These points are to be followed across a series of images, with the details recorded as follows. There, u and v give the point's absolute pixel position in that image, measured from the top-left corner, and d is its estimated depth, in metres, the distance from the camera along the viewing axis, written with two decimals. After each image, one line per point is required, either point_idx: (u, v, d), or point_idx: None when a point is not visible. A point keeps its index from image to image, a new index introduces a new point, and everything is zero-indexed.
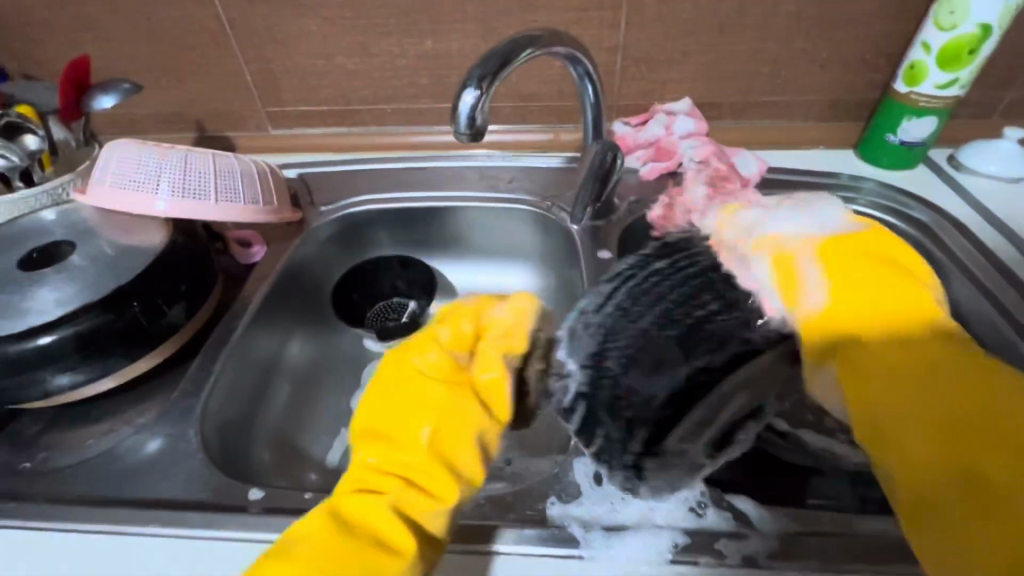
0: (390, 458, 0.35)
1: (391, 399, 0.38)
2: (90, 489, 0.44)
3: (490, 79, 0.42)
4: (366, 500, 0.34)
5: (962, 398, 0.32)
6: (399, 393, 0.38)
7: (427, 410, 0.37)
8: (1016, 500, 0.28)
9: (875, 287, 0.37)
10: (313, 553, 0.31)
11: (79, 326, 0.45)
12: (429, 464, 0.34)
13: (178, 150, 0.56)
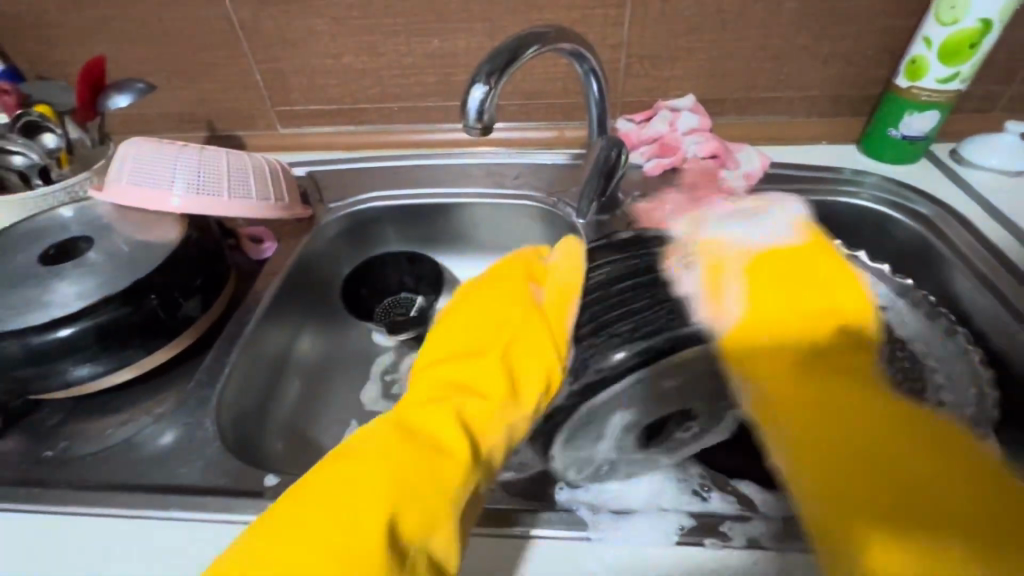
0: (450, 378, 0.38)
1: (451, 335, 0.43)
2: (111, 476, 0.45)
3: (498, 75, 0.43)
4: (432, 409, 0.35)
5: (880, 420, 0.31)
6: (458, 328, 0.43)
7: (484, 339, 0.41)
8: (916, 507, 0.27)
9: (793, 297, 0.39)
10: (379, 453, 0.32)
11: (98, 318, 0.47)
12: (482, 381, 0.37)
13: (193, 148, 0.57)
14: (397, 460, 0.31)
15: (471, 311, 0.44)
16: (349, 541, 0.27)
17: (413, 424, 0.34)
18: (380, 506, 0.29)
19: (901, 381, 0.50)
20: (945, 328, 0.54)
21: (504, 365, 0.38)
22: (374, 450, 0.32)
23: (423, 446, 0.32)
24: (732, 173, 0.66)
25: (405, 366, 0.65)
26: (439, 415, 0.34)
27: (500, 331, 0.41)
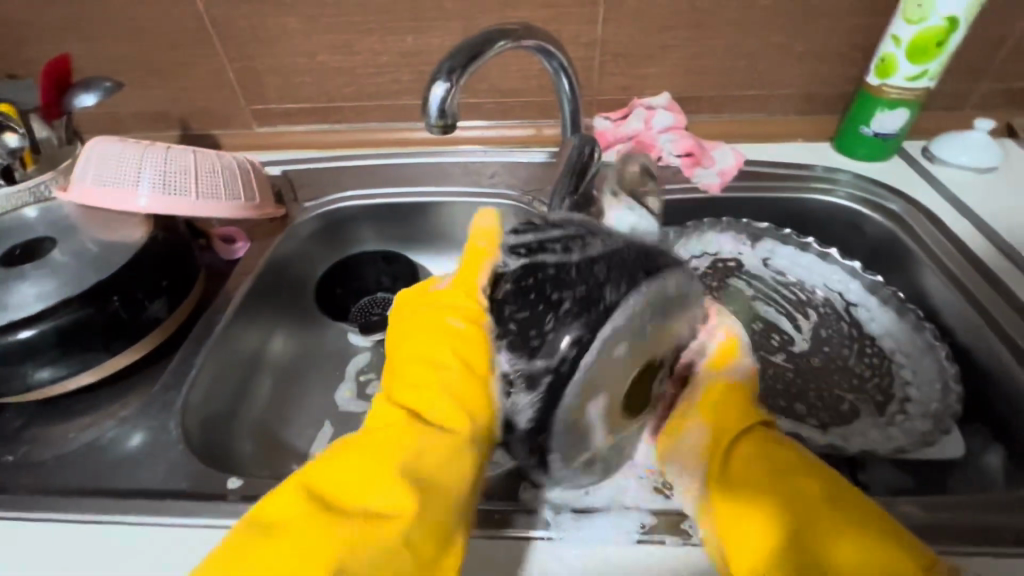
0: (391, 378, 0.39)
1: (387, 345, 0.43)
2: (72, 481, 0.44)
3: (461, 72, 0.42)
4: (378, 416, 0.36)
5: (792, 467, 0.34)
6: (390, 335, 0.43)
7: (413, 329, 0.40)
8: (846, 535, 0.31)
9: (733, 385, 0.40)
10: (335, 457, 0.33)
11: (59, 321, 0.46)
12: (419, 366, 0.38)
13: (160, 146, 0.56)
14: (350, 451, 0.33)
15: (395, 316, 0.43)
16: (297, 521, 0.29)
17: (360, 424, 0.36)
18: (329, 501, 0.31)
19: (868, 379, 0.54)
20: (914, 324, 0.54)
21: (427, 346, 0.38)
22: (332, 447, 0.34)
23: (370, 433, 0.34)
24: (709, 171, 0.67)
25: (381, 366, 0.65)
26: (382, 412, 0.36)
27: (420, 317, 0.40)
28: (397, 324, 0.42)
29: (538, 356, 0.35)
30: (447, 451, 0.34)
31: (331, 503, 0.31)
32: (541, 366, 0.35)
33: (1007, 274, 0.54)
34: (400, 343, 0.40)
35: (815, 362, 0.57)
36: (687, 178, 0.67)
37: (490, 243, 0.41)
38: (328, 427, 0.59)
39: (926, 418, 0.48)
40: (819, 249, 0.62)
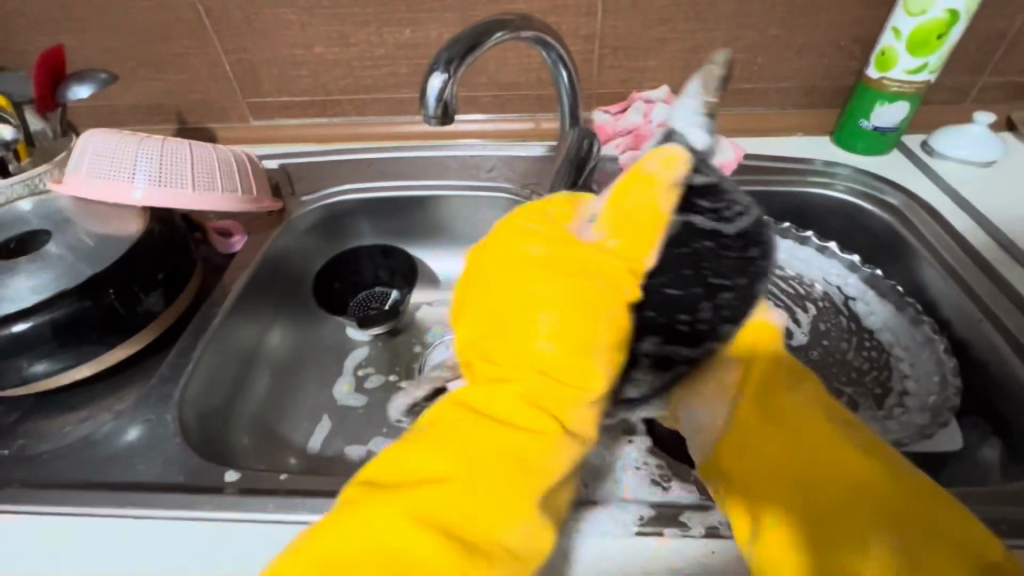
0: (498, 353, 0.31)
1: (479, 300, 0.33)
2: (68, 475, 0.44)
3: (458, 62, 0.42)
4: (502, 392, 0.30)
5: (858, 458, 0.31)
6: (488, 281, 0.33)
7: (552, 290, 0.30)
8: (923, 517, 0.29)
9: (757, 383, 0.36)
10: (443, 443, 0.28)
11: (54, 313, 0.45)
12: (568, 348, 0.30)
13: (156, 138, 0.56)
14: (462, 448, 0.27)
15: (503, 259, 0.34)
16: (419, 545, 0.24)
17: (454, 418, 0.29)
18: (445, 521, 0.25)
19: (866, 372, 0.54)
20: (912, 318, 0.54)
21: (571, 324, 0.30)
22: (432, 443, 0.28)
23: (491, 427, 0.28)
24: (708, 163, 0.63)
25: (380, 360, 0.65)
26: (495, 402, 0.29)
27: (566, 280, 0.31)
28: (510, 275, 0.32)
29: (687, 343, 0.33)
30: (577, 458, 0.30)
31: (452, 524, 0.25)
32: (683, 354, 0.33)
33: (1005, 268, 0.54)
34: (525, 308, 0.30)
35: (814, 356, 0.57)
36: None
37: (666, 201, 0.32)
38: (327, 420, 0.59)
39: (924, 411, 0.48)
40: (818, 243, 0.61)
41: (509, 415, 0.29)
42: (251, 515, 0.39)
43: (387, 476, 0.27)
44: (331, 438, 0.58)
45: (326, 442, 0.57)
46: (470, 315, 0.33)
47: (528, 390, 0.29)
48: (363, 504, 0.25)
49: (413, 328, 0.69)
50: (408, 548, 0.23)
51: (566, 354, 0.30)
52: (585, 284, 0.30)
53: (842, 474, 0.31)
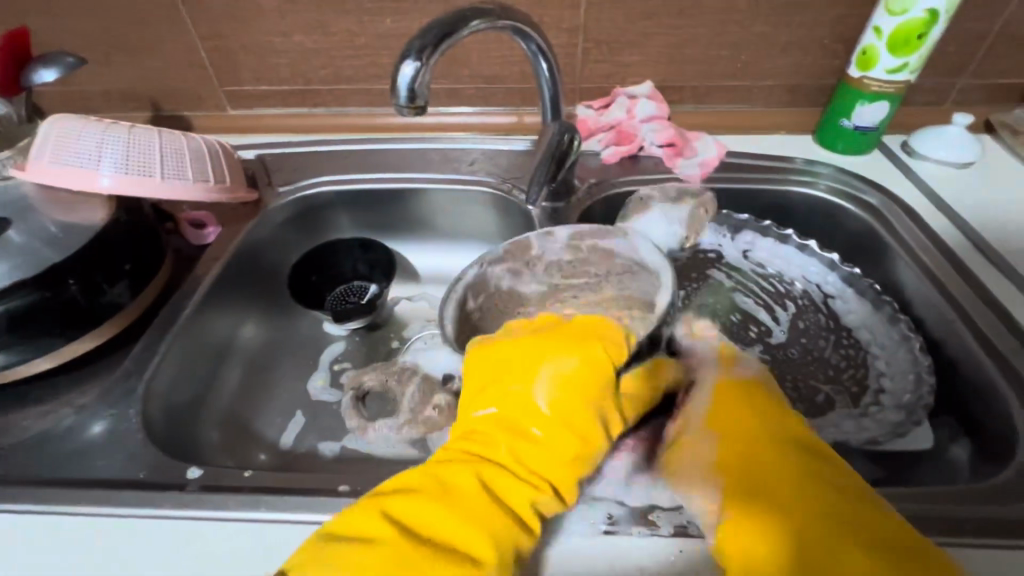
0: (501, 439, 0.36)
1: (501, 381, 0.38)
2: (25, 470, 0.42)
3: (431, 51, 0.41)
4: (506, 477, 0.35)
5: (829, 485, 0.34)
6: (511, 365, 0.39)
7: (562, 406, 0.37)
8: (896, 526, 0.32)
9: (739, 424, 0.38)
10: (451, 506, 0.32)
11: (9, 305, 0.44)
12: (563, 458, 0.36)
13: (124, 125, 0.54)
14: (460, 506, 0.32)
15: (531, 347, 0.39)
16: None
17: (459, 478, 0.34)
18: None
19: (843, 370, 0.54)
20: (890, 317, 0.54)
21: (569, 444, 0.36)
22: (443, 502, 0.32)
23: (493, 504, 0.33)
24: (690, 161, 0.66)
25: (357, 356, 0.64)
26: (493, 479, 0.34)
27: (580, 401, 0.37)
28: (535, 371, 0.38)
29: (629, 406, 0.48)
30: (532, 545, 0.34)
31: None
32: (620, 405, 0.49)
33: (979, 269, 0.55)
34: (542, 417, 0.37)
35: (793, 355, 0.57)
36: (668, 169, 0.66)
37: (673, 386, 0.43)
38: (301, 416, 0.58)
39: (899, 410, 0.48)
40: (799, 241, 0.61)
41: (501, 495, 0.34)
42: (213, 512, 0.38)
43: (399, 512, 0.32)
44: (303, 435, 0.57)
45: (298, 438, 0.56)
46: (485, 393, 0.38)
47: (521, 481, 0.35)
48: (378, 529, 0.31)
49: (392, 322, 0.68)
50: None
51: (557, 462, 0.35)
52: (582, 415, 0.37)
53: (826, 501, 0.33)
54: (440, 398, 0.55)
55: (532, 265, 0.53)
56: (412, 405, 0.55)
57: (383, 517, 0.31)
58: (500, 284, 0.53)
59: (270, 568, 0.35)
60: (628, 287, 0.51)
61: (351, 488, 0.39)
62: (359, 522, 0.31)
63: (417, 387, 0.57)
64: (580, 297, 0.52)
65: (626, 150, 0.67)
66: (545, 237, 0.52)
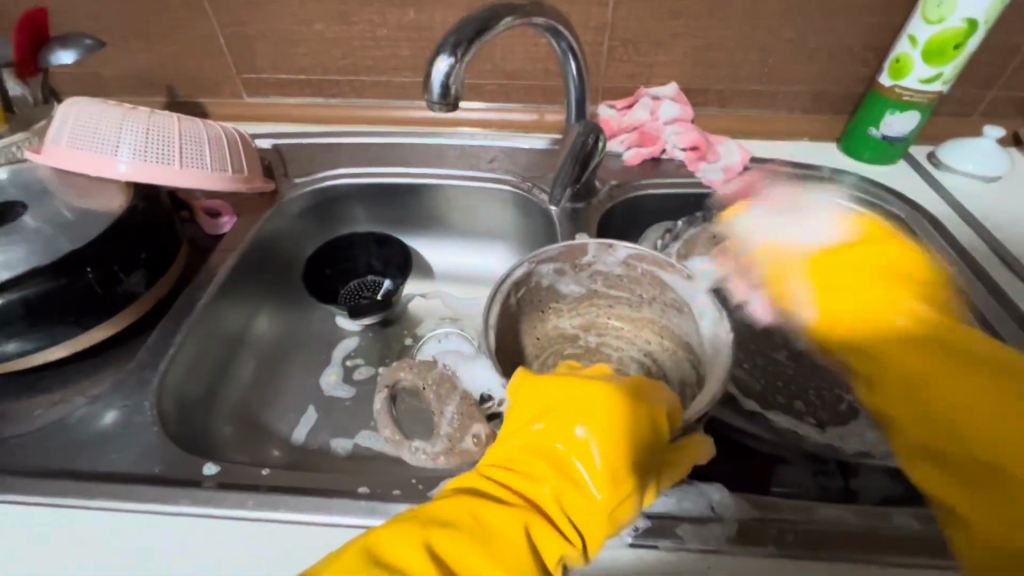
0: (545, 484, 0.34)
1: (553, 421, 0.36)
2: (38, 460, 0.42)
3: (465, 47, 0.40)
4: (536, 522, 0.33)
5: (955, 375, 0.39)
6: (564, 403, 0.36)
7: (617, 461, 0.34)
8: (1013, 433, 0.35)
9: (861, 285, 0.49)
10: (476, 547, 0.31)
11: (26, 291, 0.43)
12: (601, 516, 0.33)
13: (143, 111, 0.53)
14: (497, 555, 0.31)
15: (586, 387, 0.36)
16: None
17: (500, 523, 0.32)
18: None
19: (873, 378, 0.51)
20: None
21: (619, 503, 0.33)
22: (469, 542, 0.31)
23: (519, 551, 0.31)
24: (713, 165, 0.65)
25: (370, 352, 0.63)
26: (534, 527, 0.33)
27: (633, 458, 0.34)
28: (588, 419, 0.35)
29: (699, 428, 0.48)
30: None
31: None
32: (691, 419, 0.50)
33: (1005, 284, 0.54)
34: (587, 467, 0.34)
35: (817, 361, 0.52)
36: (691, 172, 0.65)
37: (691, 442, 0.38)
38: (313, 411, 0.57)
39: None
40: None
41: (539, 546, 0.32)
42: (229, 511, 0.37)
43: (439, 546, 0.30)
44: (316, 430, 0.56)
45: (310, 434, 0.56)
46: (533, 429, 0.36)
47: (561, 534, 0.33)
48: (416, 565, 0.29)
49: (405, 318, 0.67)
50: None
51: (606, 517, 0.33)
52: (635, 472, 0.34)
53: (925, 369, 0.41)
54: (480, 427, 0.47)
55: (580, 269, 0.51)
56: (449, 431, 0.48)
57: (426, 551, 0.30)
58: (544, 282, 0.51)
59: (288, 570, 0.35)
60: (670, 321, 0.49)
61: (369, 490, 0.38)
62: (397, 553, 0.30)
63: (457, 409, 0.50)
64: (616, 311, 0.53)
65: (651, 152, 0.66)
66: (605, 248, 0.49)
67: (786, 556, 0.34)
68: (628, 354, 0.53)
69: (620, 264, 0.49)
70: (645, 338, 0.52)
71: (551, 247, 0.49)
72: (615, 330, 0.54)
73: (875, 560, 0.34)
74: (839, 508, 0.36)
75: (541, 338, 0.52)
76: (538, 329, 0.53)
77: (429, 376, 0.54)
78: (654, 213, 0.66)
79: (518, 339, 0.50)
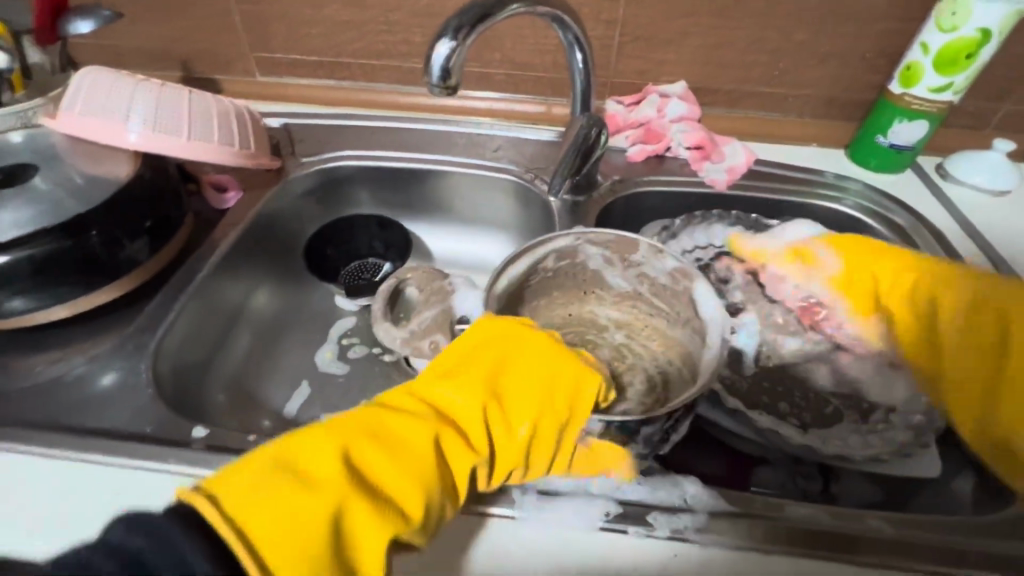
0: (467, 412, 0.34)
1: (492, 359, 0.36)
2: (36, 414, 0.43)
3: (468, 31, 0.40)
4: (452, 442, 0.32)
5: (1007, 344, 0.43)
6: (508, 346, 0.37)
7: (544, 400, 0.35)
8: None
9: (875, 254, 0.52)
10: (384, 456, 0.30)
11: (35, 250, 0.44)
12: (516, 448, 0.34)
13: (156, 83, 0.54)
14: (403, 462, 0.30)
15: (527, 335, 0.38)
16: (351, 539, 0.28)
17: (417, 436, 0.32)
18: (337, 519, 0.28)
19: (854, 383, 0.50)
20: None
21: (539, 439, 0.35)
22: (377, 451, 0.30)
23: (428, 464, 0.31)
24: (717, 166, 0.65)
25: (365, 332, 0.64)
26: (448, 445, 0.32)
27: (560, 405, 0.36)
28: (527, 364, 0.37)
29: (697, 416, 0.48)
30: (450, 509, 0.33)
31: (340, 529, 0.28)
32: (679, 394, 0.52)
33: None
34: (516, 401, 0.35)
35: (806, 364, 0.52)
36: (694, 172, 0.65)
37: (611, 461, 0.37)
38: (305, 386, 0.58)
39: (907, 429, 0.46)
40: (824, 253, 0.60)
41: (449, 463, 0.32)
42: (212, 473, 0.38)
43: (350, 448, 0.30)
44: (307, 405, 0.57)
45: (301, 408, 0.57)
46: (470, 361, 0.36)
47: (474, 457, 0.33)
48: (324, 463, 0.29)
49: None
50: (306, 534, 0.27)
51: (521, 449, 0.34)
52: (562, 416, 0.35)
53: None
54: (441, 336, 0.52)
55: (627, 265, 0.51)
56: (416, 328, 0.54)
57: (338, 453, 0.29)
58: (590, 263, 0.51)
59: None
60: (693, 345, 0.49)
61: None
62: (308, 456, 0.29)
63: (434, 314, 0.55)
64: (655, 320, 0.53)
65: (655, 149, 0.66)
66: (655, 252, 0.48)
67: (755, 550, 0.35)
68: (640, 364, 0.53)
69: (666, 272, 0.49)
70: (670, 355, 0.52)
71: (606, 232, 0.49)
72: (646, 336, 0.54)
73: (843, 559, 0.35)
74: (812, 507, 0.37)
75: (572, 315, 0.55)
76: (573, 306, 0.55)
77: (431, 286, 0.58)
78: (655, 210, 0.66)
79: (543, 307, 0.53)
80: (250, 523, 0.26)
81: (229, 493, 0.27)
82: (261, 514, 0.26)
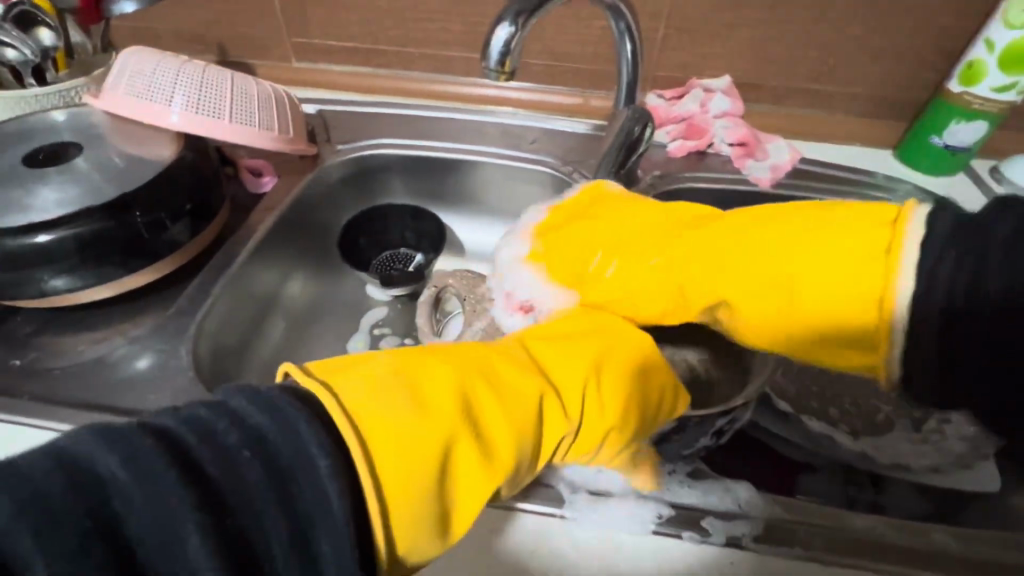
0: (574, 379, 0.32)
1: (593, 335, 0.35)
2: (77, 393, 0.43)
3: (527, 16, 0.39)
4: (552, 404, 0.31)
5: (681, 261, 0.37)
6: (607, 326, 0.36)
7: (635, 385, 0.34)
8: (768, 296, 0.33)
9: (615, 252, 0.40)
10: (494, 400, 0.29)
11: (78, 229, 0.44)
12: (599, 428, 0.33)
13: (200, 65, 0.54)
14: (511, 411, 0.29)
15: (622, 325, 0.37)
16: (450, 473, 0.26)
17: (525, 392, 0.30)
18: (443, 449, 0.26)
19: None
20: None
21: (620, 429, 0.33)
22: (490, 395, 0.29)
23: (531, 421, 0.29)
24: (761, 163, 0.64)
25: (397, 324, 0.64)
26: (550, 406, 0.31)
27: (648, 398, 0.34)
28: (624, 345, 0.35)
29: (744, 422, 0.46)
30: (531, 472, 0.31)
31: (444, 459, 0.26)
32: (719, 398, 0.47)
33: None
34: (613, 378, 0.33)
35: None
36: (737, 169, 0.64)
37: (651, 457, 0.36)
38: None
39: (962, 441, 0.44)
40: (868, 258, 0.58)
41: (546, 426, 0.31)
42: None
43: (463, 383, 0.29)
44: None
45: None
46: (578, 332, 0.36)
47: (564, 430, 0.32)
48: (440, 393, 0.27)
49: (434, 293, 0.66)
50: (412, 454, 0.25)
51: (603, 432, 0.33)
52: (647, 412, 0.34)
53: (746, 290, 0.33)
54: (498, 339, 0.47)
55: None
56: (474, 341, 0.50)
57: (453, 386, 0.28)
58: None
59: None
60: None
61: None
62: (425, 378, 0.28)
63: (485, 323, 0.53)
64: None
65: (698, 146, 0.64)
66: None
67: (813, 561, 0.34)
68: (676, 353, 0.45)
69: None
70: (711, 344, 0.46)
71: None
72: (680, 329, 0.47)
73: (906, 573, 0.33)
74: (873, 518, 0.35)
75: None
76: None
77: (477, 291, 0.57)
78: None
79: None
80: (362, 432, 0.24)
81: (350, 397, 0.25)
82: (377, 427, 0.25)
